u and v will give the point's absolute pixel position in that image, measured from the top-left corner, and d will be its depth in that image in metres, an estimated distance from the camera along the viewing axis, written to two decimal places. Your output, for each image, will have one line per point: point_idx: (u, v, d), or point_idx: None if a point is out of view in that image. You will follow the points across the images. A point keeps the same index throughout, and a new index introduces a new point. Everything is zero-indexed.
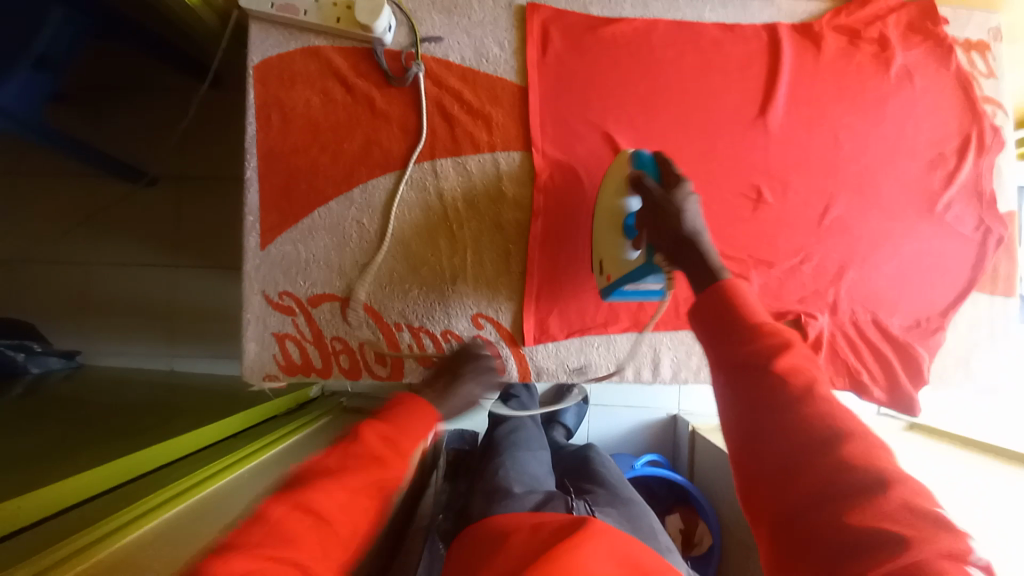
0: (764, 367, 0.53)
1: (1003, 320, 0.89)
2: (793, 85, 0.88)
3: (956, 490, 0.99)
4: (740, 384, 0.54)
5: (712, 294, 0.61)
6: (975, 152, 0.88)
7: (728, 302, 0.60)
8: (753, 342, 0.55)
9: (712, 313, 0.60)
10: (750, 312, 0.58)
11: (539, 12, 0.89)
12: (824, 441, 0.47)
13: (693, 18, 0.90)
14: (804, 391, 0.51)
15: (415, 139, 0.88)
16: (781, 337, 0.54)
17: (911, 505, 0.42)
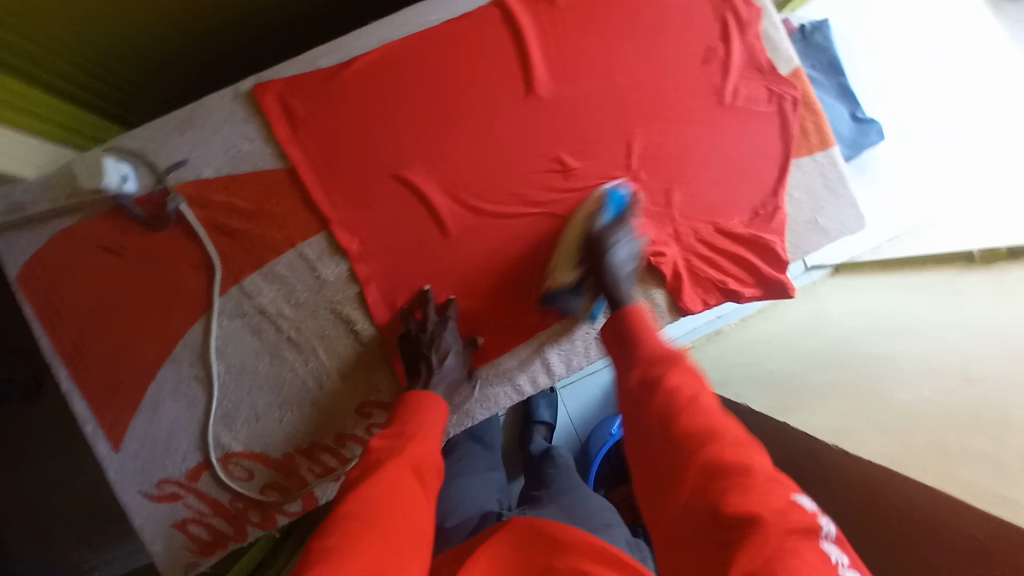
0: (654, 383, 0.66)
1: (836, 171, 0.89)
2: (543, 47, 0.86)
3: (883, 331, 1.01)
4: (635, 411, 0.67)
5: (618, 317, 0.76)
6: (736, 31, 0.87)
7: (630, 327, 0.75)
8: (645, 370, 0.68)
9: (623, 347, 0.74)
10: (645, 335, 0.73)
11: (269, 88, 0.83)
12: (710, 443, 0.58)
13: (421, 25, 0.86)
14: (686, 401, 0.63)
15: (208, 271, 0.83)
16: (668, 354, 0.68)
17: (780, 495, 0.51)
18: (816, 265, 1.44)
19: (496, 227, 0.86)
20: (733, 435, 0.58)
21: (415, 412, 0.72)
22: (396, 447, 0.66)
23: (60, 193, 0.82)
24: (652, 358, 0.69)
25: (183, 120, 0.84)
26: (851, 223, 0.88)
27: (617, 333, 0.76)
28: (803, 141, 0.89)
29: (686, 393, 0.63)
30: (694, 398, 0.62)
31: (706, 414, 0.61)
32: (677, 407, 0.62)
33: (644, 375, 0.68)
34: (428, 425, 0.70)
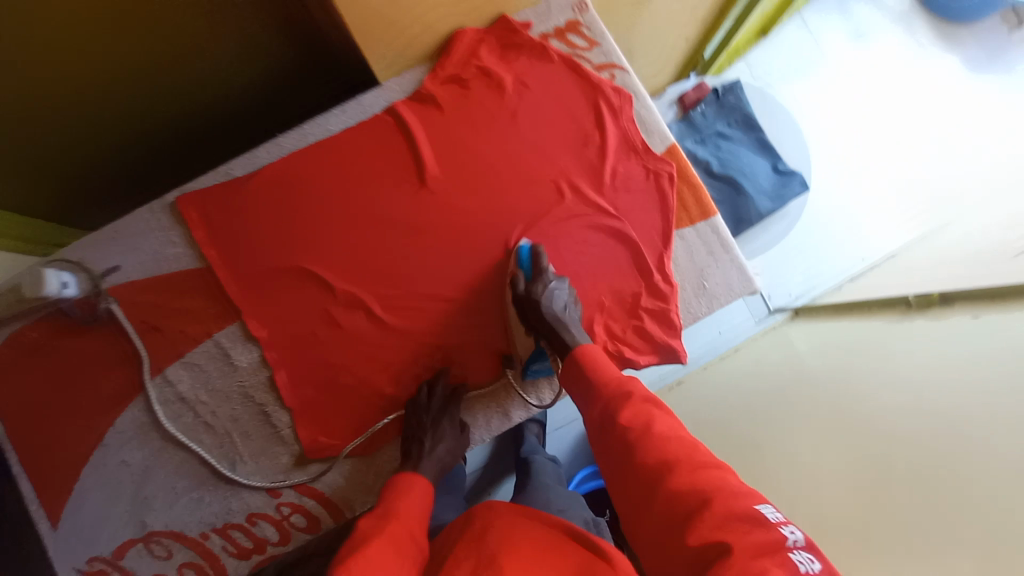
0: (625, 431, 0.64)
1: (720, 237, 0.93)
2: (432, 143, 0.95)
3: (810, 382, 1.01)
4: (613, 460, 0.64)
5: (574, 356, 0.78)
6: (609, 117, 0.94)
7: (584, 363, 0.76)
8: (601, 408, 0.69)
9: (587, 397, 0.73)
10: (597, 366, 0.75)
11: (190, 197, 0.95)
12: (670, 473, 0.57)
13: (323, 134, 0.98)
14: (642, 435, 0.62)
15: (136, 363, 0.91)
16: (624, 389, 0.69)
17: (732, 512, 0.52)
18: (776, 307, 1.45)
19: (400, 311, 0.92)
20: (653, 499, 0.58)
21: (403, 490, 0.75)
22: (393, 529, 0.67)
23: (10, 303, 0.91)
24: (614, 402, 0.69)
25: (117, 232, 0.95)
26: (739, 287, 0.93)
27: (576, 379, 0.77)
28: (684, 212, 0.94)
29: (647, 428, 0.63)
30: (650, 428, 0.63)
31: (664, 440, 0.61)
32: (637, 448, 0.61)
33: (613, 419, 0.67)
34: (411, 507, 0.73)
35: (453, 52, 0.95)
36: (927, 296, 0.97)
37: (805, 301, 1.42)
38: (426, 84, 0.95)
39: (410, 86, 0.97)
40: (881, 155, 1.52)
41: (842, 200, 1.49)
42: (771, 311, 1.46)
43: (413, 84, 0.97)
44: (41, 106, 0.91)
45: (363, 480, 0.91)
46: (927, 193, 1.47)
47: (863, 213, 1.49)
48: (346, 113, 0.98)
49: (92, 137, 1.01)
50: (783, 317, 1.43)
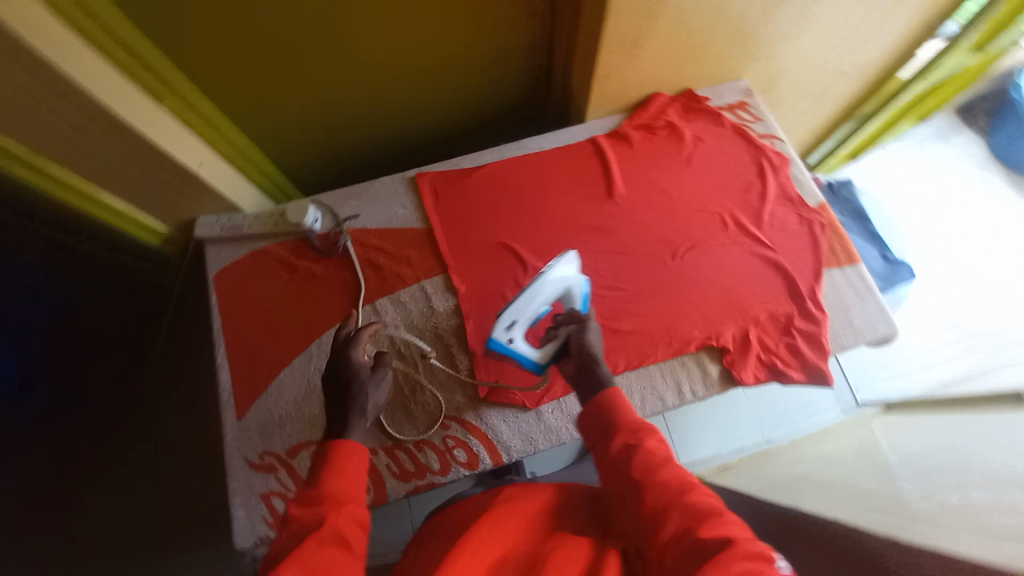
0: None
1: (864, 282, 1.07)
2: (622, 168, 1.20)
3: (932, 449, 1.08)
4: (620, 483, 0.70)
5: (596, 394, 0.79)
6: (771, 171, 1.16)
7: (604, 400, 0.78)
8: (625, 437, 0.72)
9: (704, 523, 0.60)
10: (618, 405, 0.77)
11: (428, 175, 1.20)
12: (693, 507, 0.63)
13: (536, 148, 1.24)
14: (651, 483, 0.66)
15: (354, 291, 1.09)
16: (643, 429, 0.73)
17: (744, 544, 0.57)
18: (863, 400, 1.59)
19: (581, 292, 1.08)
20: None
21: (339, 467, 0.68)
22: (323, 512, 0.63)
23: (268, 225, 1.14)
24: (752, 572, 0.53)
25: (363, 189, 1.20)
26: (883, 327, 1.04)
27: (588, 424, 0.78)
28: (833, 257, 1.10)
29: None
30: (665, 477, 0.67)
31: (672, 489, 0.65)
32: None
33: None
34: (351, 480, 0.67)
35: (649, 107, 1.23)
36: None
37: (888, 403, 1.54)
38: (625, 126, 1.22)
39: (610, 125, 1.24)
40: (976, 275, 1.65)
41: (933, 306, 1.66)
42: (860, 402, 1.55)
43: (611, 124, 1.25)
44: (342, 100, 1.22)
45: (524, 432, 0.98)
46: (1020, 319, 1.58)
47: (954, 326, 1.60)
48: (555, 137, 1.25)
49: (359, 132, 1.32)
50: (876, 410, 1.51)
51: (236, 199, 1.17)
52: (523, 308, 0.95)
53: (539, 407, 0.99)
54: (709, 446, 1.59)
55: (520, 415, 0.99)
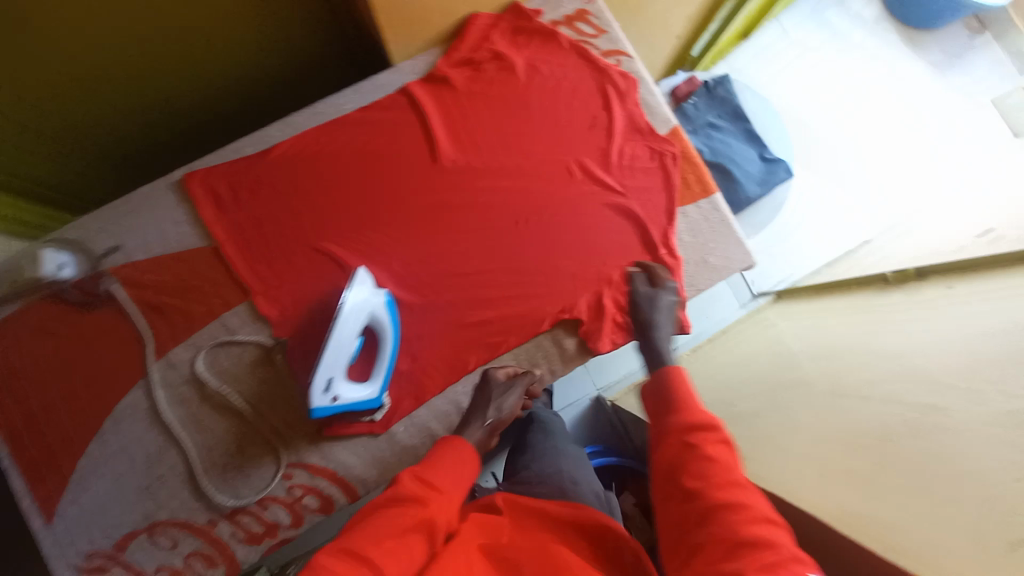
0: (688, 457, 0.63)
1: (719, 214, 0.97)
2: (445, 123, 0.96)
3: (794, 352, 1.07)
4: (671, 481, 0.64)
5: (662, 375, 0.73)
6: (616, 101, 0.98)
7: (672, 384, 0.72)
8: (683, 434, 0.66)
9: (662, 397, 0.72)
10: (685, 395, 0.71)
11: (198, 176, 0.93)
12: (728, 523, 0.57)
13: (335, 113, 0.96)
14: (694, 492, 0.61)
15: (141, 345, 0.90)
16: (699, 420, 0.66)
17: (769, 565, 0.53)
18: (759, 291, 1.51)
19: (419, 291, 0.92)
20: (756, 501, 0.59)
21: (452, 462, 0.72)
22: (419, 492, 0.67)
23: (6, 284, 0.91)
24: (690, 423, 0.66)
25: (120, 210, 0.92)
26: (739, 260, 0.96)
27: (657, 389, 0.74)
28: (686, 190, 0.98)
29: (719, 467, 0.62)
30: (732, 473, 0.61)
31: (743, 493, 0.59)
32: (710, 477, 0.61)
33: (682, 440, 0.66)
34: (446, 474, 0.70)
35: (465, 36, 0.97)
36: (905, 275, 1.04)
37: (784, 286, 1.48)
38: (440, 66, 0.96)
39: (426, 67, 0.97)
40: (859, 151, 1.59)
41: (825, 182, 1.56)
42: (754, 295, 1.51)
43: (426, 66, 0.98)
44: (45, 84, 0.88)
45: (376, 459, 0.87)
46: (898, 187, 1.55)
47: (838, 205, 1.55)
48: (358, 93, 0.97)
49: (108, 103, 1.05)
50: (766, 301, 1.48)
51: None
52: (338, 360, 0.80)
53: (387, 429, 0.88)
54: (627, 364, 1.51)
55: (368, 443, 0.87)
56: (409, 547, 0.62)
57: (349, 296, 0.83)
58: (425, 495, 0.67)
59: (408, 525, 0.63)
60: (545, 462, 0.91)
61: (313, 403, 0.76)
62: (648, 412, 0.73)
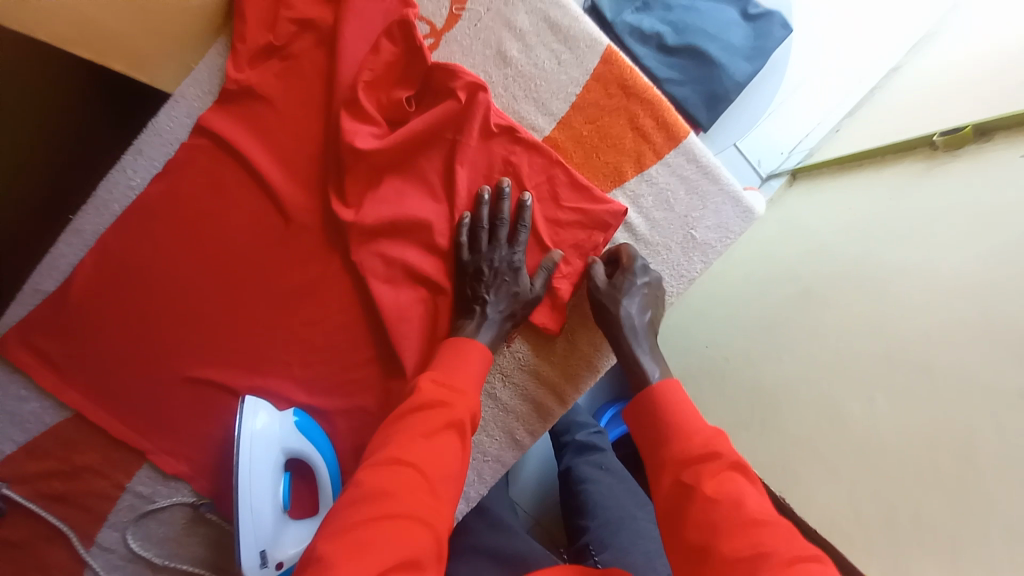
0: (692, 500, 0.48)
1: (696, 169, 0.68)
2: (276, 156, 0.67)
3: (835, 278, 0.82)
4: (669, 525, 0.49)
5: (646, 400, 0.58)
6: (505, 41, 0.66)
7: (655, 413, 0.57)
8: (679, 471, 0.50)
9: (644, 441, 0.57)
10: (682, 424, 0.54)
11: (10, 339, 0.71)
12: None
13: (130, 195, 0.69)
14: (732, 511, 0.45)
15: (64, 541, 0.76)
16: (705, 447, 0.51)
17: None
18: (768, 175, 1.15)
19: (338, 390, 0.72)
20: (787, 535, 0.43)
21: (455, 362, 0.59)
22: (440, 395, 0.55)
23: None
24: (683, 457, 0.51)
25: None
26: (737, 225, 0.69)
27: (641, 427, 0.58)
28: (644, 143, 0.67)
29: (728, 501, 0.46)
30: (743, 505, 0.45)
31: (758, 525, 0.44)
32: (719, 530, 0.45)
33: (678, 476, 0.50)
34: (473, 377, 0.59)
35: (249, 17, 0.65)
36: (957, 137, 0.74)
37: (801, 160, 1.12)
38: (231, 73, 0.65)
39: (216, 83, 0.67)
40: None
41: None
42: (764, 180, 1.17)
43: (216, 80, 0.67)
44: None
45: None
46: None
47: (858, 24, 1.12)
48: (143, 154, 0.69)
49: None
50: (779, 186, 1.15)
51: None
52: (262, 522, 0.63)
53: None
54: None
55: None
56: (444, 449, 0.51)
57: (243, 440, 0.63)
58: (447, 398, 0.55)
59: (437, 425, 0.52)
60: (621, 540, 0.79)
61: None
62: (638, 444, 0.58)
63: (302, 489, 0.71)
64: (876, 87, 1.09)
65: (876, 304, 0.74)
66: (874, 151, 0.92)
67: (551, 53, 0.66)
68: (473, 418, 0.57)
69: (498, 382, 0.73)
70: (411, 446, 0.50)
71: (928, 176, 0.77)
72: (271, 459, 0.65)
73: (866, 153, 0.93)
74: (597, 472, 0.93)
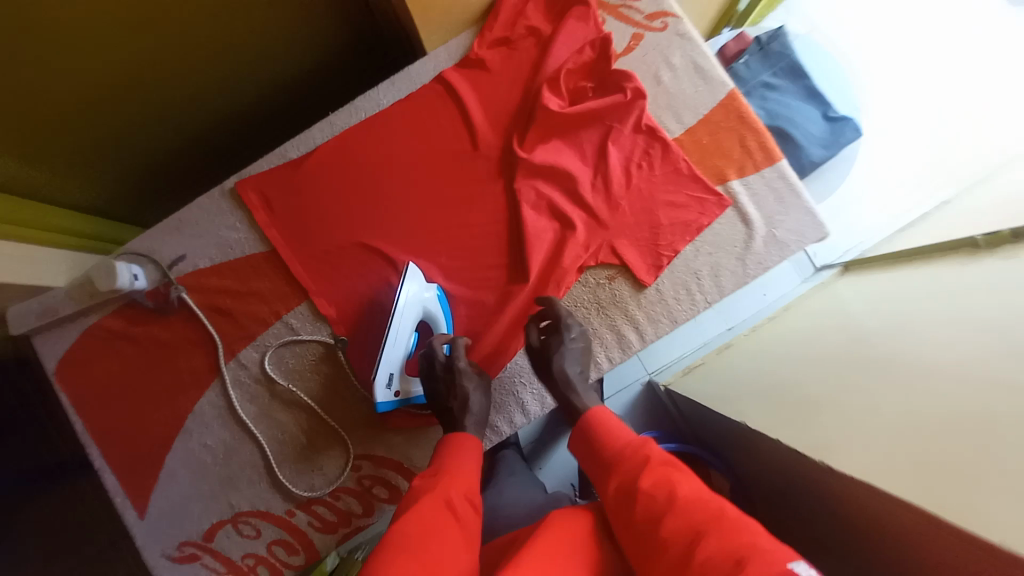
0: (624, 496, 0.61)
1: (785, 186, 0.90)
2: (484, 106, 0.94)
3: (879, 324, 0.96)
4: (613, 511, 0.62)
5: (584, 425, 0.72)
6: (663, 71, 0.94)
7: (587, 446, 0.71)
8: (617, 478, 0.63)
9: (587, 452, 0.71)
10: (608, 445, 0.69)
11: (248, 183, 0.96)
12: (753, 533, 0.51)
13: (374, 109, 0.97)
14: (666, 499, 0.58)
15: (212, 348, 0.94)
16: (640, 454, 0.65)
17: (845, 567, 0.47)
18: (822, 264, 1.34)
19: (470, 283, 0.91)
20: (716, 514, 0.55)
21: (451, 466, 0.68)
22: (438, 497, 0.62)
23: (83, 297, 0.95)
24: (623, 461, 0.65)
25: (182, 223, 0.97)
26: (812, 234, 0.89)
27: (586, 445, 0.72)
28: (748, 158, 0.91)
29: (655, 495, 0.59)
30: (674, 496, 0.58)
31: (688, 508, 0.56)
32: (650, 515, 0.58)
33: (616, 484, 0.64)
34: (464, 468, 0.68)
35: (499, 16, 0.95)
36: (997, 236, 0.89)
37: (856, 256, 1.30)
38: (474, 48, 0.95)
39: (458, 52, 0.97)
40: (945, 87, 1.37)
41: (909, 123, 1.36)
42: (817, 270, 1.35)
43: (461, 51, 0.97)
44: (99, 74, 0.91)
45: None
46: (1002, 129, 1.31)
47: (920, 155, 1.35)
48: (395, 86, 0.97)
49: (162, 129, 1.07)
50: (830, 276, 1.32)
51: (41, 279, 0.96)
52: (395, 354, 0.80)
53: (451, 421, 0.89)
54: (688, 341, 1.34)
55: (432, 433, 0.89)
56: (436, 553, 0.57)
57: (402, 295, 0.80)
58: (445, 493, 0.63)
59: (427, 529, 0.59)
60: None
61: (377, 397, 0.77)
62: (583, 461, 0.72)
63: (420, 351, 0.88)
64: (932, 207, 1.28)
65: (913, 321, 0.84)
66: (926, 249, 1.07)
67: (693, 83, 0.93)
68: (467, 514, 0.63)
69: (596, 314, 0.90)
70: (399, 555, 0.56)
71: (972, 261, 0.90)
72: (415, 313, 0.83)
73: (919, 249, 1.09)
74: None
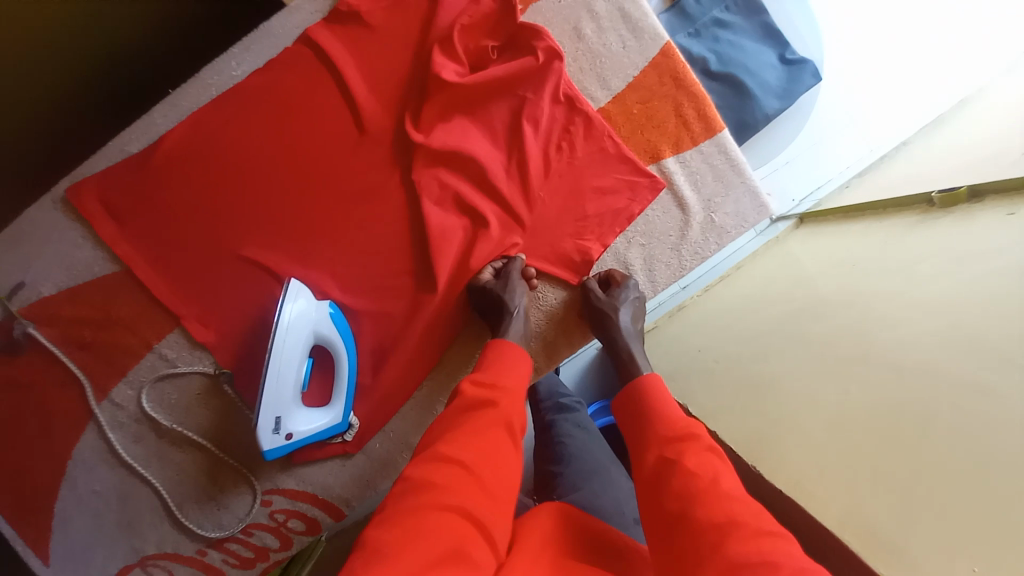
0: (670, 470, 0.53)
1: (725, 161, 0.79)
2: (367, 76, 0.76)
3: None
4: (645, 490, 0.54)
5: (630, 389, 0.64)
6: (583, 21, 0.77)
7: (647, 396, 0.62)
8: (660, 447, 0.55)
9: (630, 418, 0.62)
10: (665, 412, 0.60)
11: (84, 188, 0.77)
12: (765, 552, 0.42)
13: (229, 83, 0.78)
14: (708, 487, 0.50)
15: (77, 389, 0.80)
16: (687, 428, 0.56)
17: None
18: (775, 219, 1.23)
19: (371, 295, 0.78)
20: (761, 517, 0.47)
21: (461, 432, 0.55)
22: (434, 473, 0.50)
23: None
24: (668, 433, 0.57)
25: (8, 243, 0.79)
26: (752, 216, 0.80)
27: (627, 409, 0.63)
28: (684, 131, 0.78)
29: (703, 479, 0.51)
30: (718, 481, 0.50)
31: (722, 497, 0.49)
32: (694, 500, 0.49)
33: (660, 453, 0.56)
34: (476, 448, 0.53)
35: None
36: (951, 195, 0.75)
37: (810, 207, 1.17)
38: None
39: (327, 4, 0.79)
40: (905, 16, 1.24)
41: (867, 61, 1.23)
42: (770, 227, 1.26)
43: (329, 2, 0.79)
44: None
45: (355, 477, 0.83)
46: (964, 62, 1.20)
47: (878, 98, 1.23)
48: (251, 51, 0.78)
49: None
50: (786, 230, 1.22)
51: None
52: (282, 394, 0.69)
53: (362, 448, 0.82)
54: None
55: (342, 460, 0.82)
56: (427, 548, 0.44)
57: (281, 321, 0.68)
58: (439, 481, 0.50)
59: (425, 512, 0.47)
60: (591, 486, 0.76)
61: (263, 446, 0.68)
62: (621, 424, 0.64)
63: (319, 378, 0.78)
64: (888, 155, 1.19)
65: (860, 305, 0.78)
66: (877, 206, 0.93)
67: (618, 38, 0.78)
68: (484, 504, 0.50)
69: None
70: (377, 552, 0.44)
71: (917, 229, 0.77)
72: (303, 340, 0.70)
73: (867, 206, 0.95)
74: (576, 428, 0.88)
